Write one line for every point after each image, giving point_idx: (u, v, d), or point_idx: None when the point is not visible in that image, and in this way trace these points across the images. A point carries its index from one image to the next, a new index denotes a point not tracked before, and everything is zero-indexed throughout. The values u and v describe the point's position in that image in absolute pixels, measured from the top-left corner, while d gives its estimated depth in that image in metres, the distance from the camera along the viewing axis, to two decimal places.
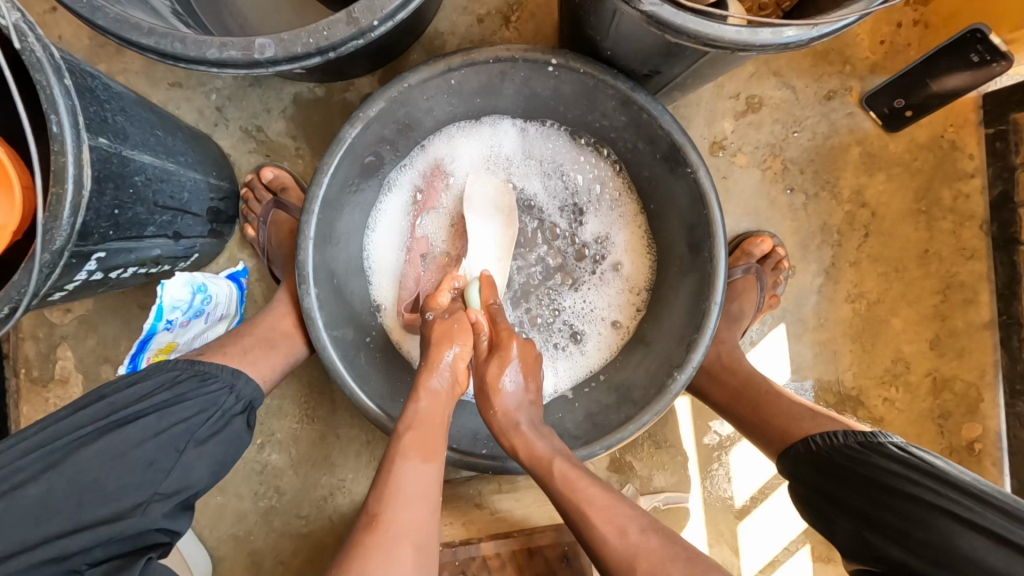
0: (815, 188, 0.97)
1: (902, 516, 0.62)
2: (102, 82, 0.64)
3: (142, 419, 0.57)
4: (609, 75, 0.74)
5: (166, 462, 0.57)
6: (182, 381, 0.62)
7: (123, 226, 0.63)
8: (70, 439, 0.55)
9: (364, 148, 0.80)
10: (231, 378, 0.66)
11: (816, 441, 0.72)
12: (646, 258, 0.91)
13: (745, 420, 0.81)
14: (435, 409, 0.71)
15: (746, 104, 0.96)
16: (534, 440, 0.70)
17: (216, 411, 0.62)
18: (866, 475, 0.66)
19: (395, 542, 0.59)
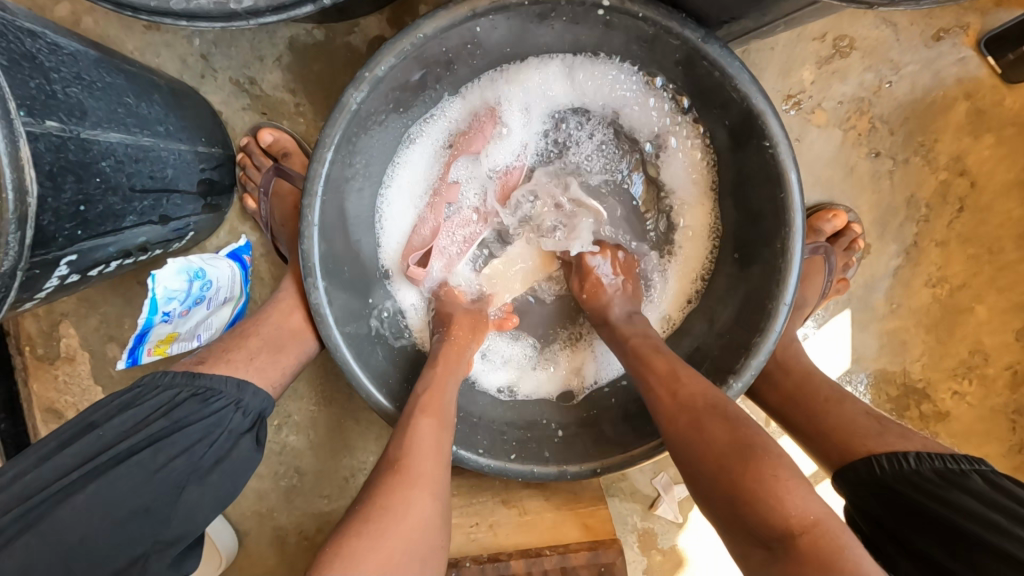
0: (907, 152, 0.82)
1: (978, 565, 0.54)
2: (48, 42, 0.52)
3: (135, 456, 0.50)
4: (676, 22, 0.58)
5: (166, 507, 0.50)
6: (178, 405, 0.55)
7: (95, 222, 0.54)
8: (51, 490, 0.47)
9: (373, 109, 0.66)
10: (236, 393, 0.59)
11: (882, 465, 0.63)
12: (712, 239, 0.77)
13: (804, 430, 0.72)
14: (448, 375, 0.67)
15: (833, 48, 0.79)
16: (619, 325, 0.70)
17: (219, 435, 0.55)
18: (940, 512, 0.58)
19: (410, 489, 0.54)
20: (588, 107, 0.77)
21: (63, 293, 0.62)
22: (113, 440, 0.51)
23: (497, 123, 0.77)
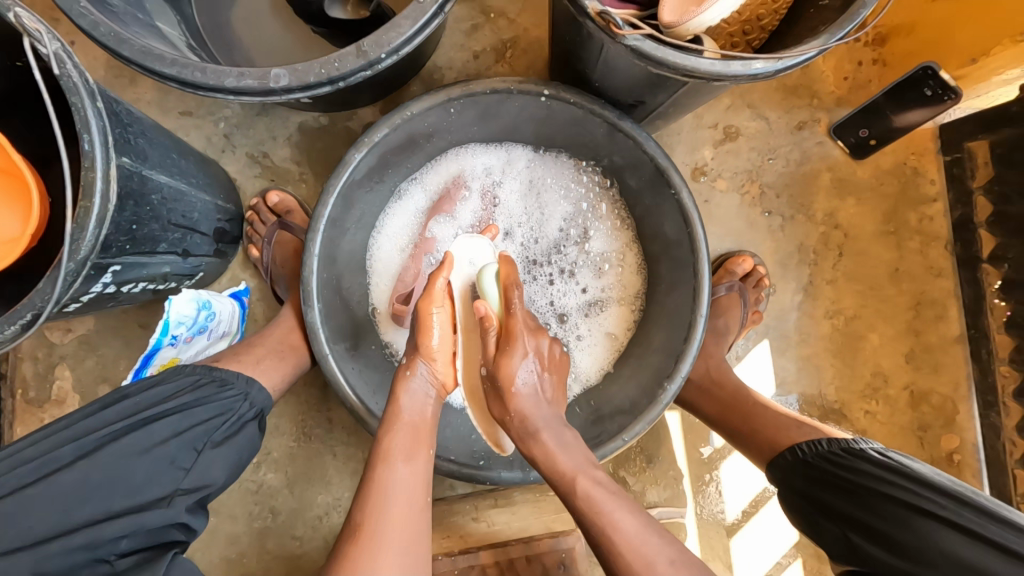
0: (792, 211, 1.04)
1: (886, 514, 0.63)
2: (125, 107, 0.68)
3: (168, 417, 0.64)
4: (598, 105, 0.80)
5: (195, 458, 0.64)
6: (203, 386, 0.70)
7: (139, 240, 0.66)
8: (100, 435, 0.61)
9: (368, 168, 0.84)
10: (246, 386, 0.74)
11: (803, 448, 0.72)
12: (637, 277, 0.97)
13: (739, 432, 0.81)
14: (419, 411, 0.71)
15: (724, 134, 1.03)
16: (556, 453, 0.66)
17: (238, 412, 0.71)
18: (852, 481, 0.66)
19: (379, 555, 0.59)
20: (545, 179, 0.98)
21: (100, 307, 0.76)
22: (156, 406, 0.65)
23: (467, 189, 0.98)
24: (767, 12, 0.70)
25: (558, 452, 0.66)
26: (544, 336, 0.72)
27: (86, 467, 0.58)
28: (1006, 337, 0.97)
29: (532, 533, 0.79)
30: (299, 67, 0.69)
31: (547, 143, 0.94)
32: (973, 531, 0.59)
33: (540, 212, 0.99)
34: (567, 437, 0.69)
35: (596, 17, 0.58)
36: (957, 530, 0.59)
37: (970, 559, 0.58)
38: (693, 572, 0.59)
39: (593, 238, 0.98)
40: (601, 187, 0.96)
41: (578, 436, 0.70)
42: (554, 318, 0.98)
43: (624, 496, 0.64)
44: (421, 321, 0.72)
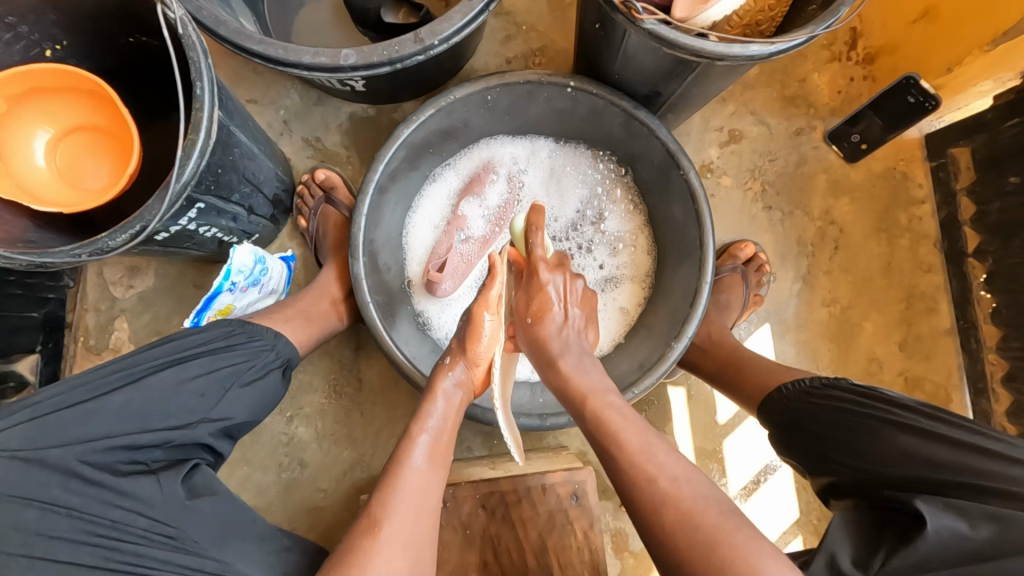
0: (790, 207, 1.14)
1: (856, 429, 0.70)
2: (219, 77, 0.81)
3: (202, 358, 0.72)
4: (616, 96, 0.91)
5: (220, 399, 0.72)
6: (230, 336, 0.76)
7: (221, 185, 0.78)
8: (144, 366, 0.69)
9: (412, 145, 0.95)
10: (273, 339, 0.81)
11: (784, 387, 0.80)
12: (648, 257, 1.06)
13: (732, 383, 0.89)
14: (450, 409, 0.75)
15: (729, 136, 1.15)
16: (572, 376, 0.72)
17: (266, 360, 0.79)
18: (827, 407, 0.74)
19: (390, 543, 0.60)
20: (565, 168, 1.09)
21: (173, 252, 0.87)
22: (192, 348, 0.73)
23: (496, 174, 1.08)
24: (764, 19, 0.82)
25: (572, 375, 0.72)
26: (563, 270, 0.78)
27: (127, 394, 0.66)
28: (992, 327, 1.04)
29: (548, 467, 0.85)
30: (365, 48, 0.81)
31: (568, 135, 1.06)
32: (929, 431, 0.66)
33: (561, 197, 1.09)
34: (585, 365, 0.74)
35: (620, 5, 0.70)
36: (914, 433, 0.66)
37: (930, 454, 0.64)
38: (720, 505, 0.57)
39: (608, 221, 1.08)
40: (616, 175, 1.07)
41: (598, 365, 0.75)
42: None
43: (637, 417, 0.67)
44: (472, 326, 0.78)
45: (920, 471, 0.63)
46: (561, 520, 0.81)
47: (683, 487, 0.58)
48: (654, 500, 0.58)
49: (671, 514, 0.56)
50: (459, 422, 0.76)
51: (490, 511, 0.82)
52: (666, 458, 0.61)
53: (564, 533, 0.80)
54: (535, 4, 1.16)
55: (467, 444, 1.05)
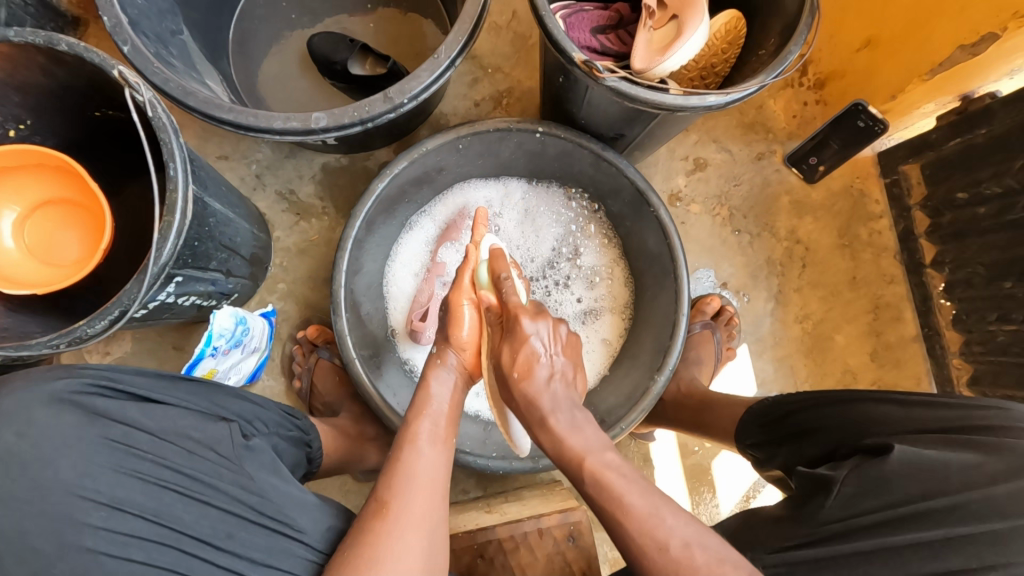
0: (758, 229, 1.18)
1: (829, 414, 0.75)
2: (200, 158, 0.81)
3: (258, 407, 0.75)
4: (584, 139, 0.94)
5: (262, 422, 0.74)
6: (279, 402, 0.81)
7: (198, 256, 0.79)
8: (212, 390, 0.72)
9: (387, 196, 0.96)
10: (307, 429, 0.84)
11: (755, 406, 0.86)
12: (626, 288, 1.09)
13: (708, 422, 0.94)
14: (445, 395, 0.74)
15: (694, 164, 1.19)
16: (566, 435, 0.67)
17: (298, 433, 0.81)
18: (797, 408, 0.80)
19: (406, 530, 0.61)
20: (539, 207, 1.11)
21: (154, 322, 0.86)
22: (248, 395, 0.75)
23: (471, 219, 1.10)
24: (718, 62, 0.86)
25: (566, 436, 0.67)
26: (546, 318, 0.73)
27: (195, 402, 0.68)
28: (954, 333, 1.10)
29: (542, 509, 0.86)
30: (336, 111, 0.83)
31: (540, 175, 1.09)
32: (892, 397, 0.72)
33: (537, 235, 1.11)
34: (579, 422, 0.69)
35: (581, 64, 0.73)
36: (883, 399, 0.73)
37: (905, 419, 0.70)
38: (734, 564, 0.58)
39: (585, 256, 1.11)
40: (589, 211, 1.10)
41: (592, 420, 0.70)
42: None
43: (637, 477, 0.64)
44: (452, 313, 0.79)
45: (900, 430, 0.69)
46: (560, 564, 0.82)
47: (695, 552, 0.58)
48: (663, 570, 0.58)
49: (667, 556, 0.58)
50: (459, 411, 0.75)
51: (489, 561, 0.82)
52: (676, 521, 0.60)
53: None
54: (498, 47, 1.20)
55: (462, 486, 1.06)
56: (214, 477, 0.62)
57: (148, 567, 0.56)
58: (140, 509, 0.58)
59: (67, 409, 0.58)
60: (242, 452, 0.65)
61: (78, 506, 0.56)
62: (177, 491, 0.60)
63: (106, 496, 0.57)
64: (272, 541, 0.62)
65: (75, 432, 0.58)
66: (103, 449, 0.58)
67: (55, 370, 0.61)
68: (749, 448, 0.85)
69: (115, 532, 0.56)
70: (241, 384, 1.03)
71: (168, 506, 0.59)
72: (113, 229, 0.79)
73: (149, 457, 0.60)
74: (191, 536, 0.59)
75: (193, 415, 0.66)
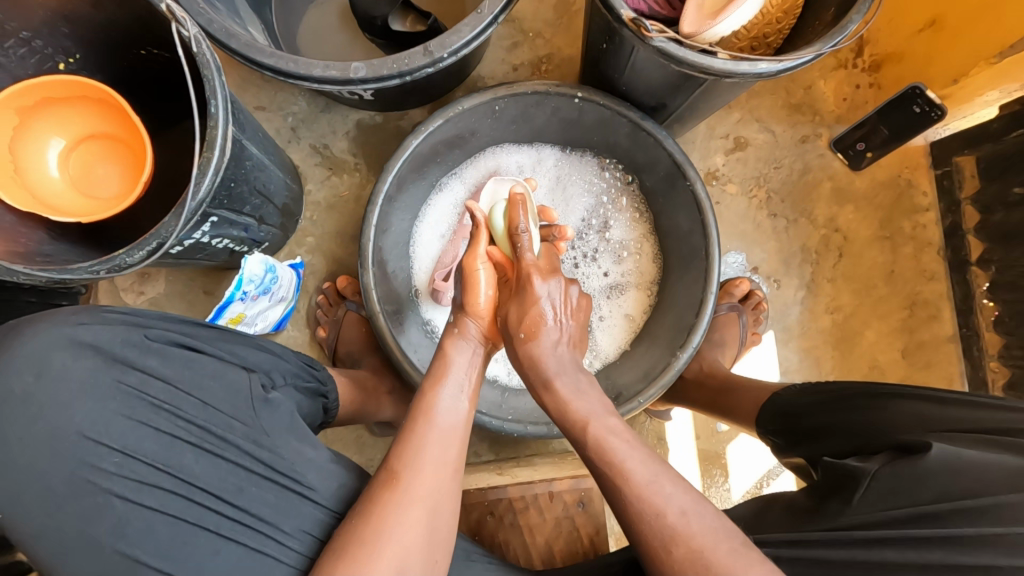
0: (795, 215, 1.15)
1: (859, 408, 0.73)
2: (241, 107, 0.81)
3: (278, 358, 0.75)
4: (624, 107, 0.91)
5: (281, 374, 0.73)
6: (298, 351, 0.80)
7: (233, 198, 0.80)
8: (230, 339, 0.71)
9: (420, 154, 0.95)
10: (326, 380, 0.85)
11: (777, 394, 0.85)
12: (653, 265, 1.07)
13: (727, 404, 0.94)
14: (463, 365, 0.74)
15: (734, 143, 1.15)
16: (571, 399, 0.70)
17: (315, 384, 0.81)
18: (822, 400, 0.78)
19: (412, 503, 0.61)
20: (571, 176, 1.10)
21: (189, 262, 0.88)
22: (267, 346, 0.75)
23: None
24: (771, 32, 0.82)
25: (570, 399, 0.70)
26: (556, 277, 0.77)
27: (214, 352, 0.67)
28: (994, 335, 1.05)
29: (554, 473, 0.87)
30: (374, 61, 0.82)
31: (574, 143, 1.07)
32: (918, 393, 0.70)
33: (567, 204, 1.10)
34: (583, 386, 0.72)
35: (629, 23, 0.70)
36: (917, 396, 0.70)
37: (938, 415, 0.67)
38: (733, 540, 0.58)
39: (614, 229, 1.09)
40: (622, 183, 1.08)
41: (596, 387, 0.73)
42: None
43: (640, 446, 0.66)
44: (468, 280, 0.78)
45: (936, 428, 0.66)
46: (568, 528, 0.83)
47: (691, 521, 0.59)
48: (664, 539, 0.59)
49: (682, 551, 0.58)
50: (480, 374, 0.76)
51: (499, 518, 0.83)
52: (675, 490, 0.61)
53: (572, 539, 0.82)
54: (542, 10, 1.17)
55: (474, 449, 1.07)
56: (226, 431, 0.63)
57: (158, 514, 0.59)
58: (151, 458, 0.60)
59: (87, 355, 0.61)
60: (257, 405, 0.66)
61: (92, 450, 0.59)
62: (189, 441, 0.62)
63: (119, 443, 0.60)
64: (282, 496, 0.63)
65: (94, 377, 0.60)
66: (119, 395, 0.61)
67: (79, 312, 0.63)
68: (765, 437, 0.85)
69: (129, 477, 0.59)
70: (266, 331, 1.06)
71: (179, 457, 0.61)
72: (153, 165, 0.81)
73: (164, 406, 0.62)
74: (202, 488, 0.61)
75: (216, 363, 0.66)
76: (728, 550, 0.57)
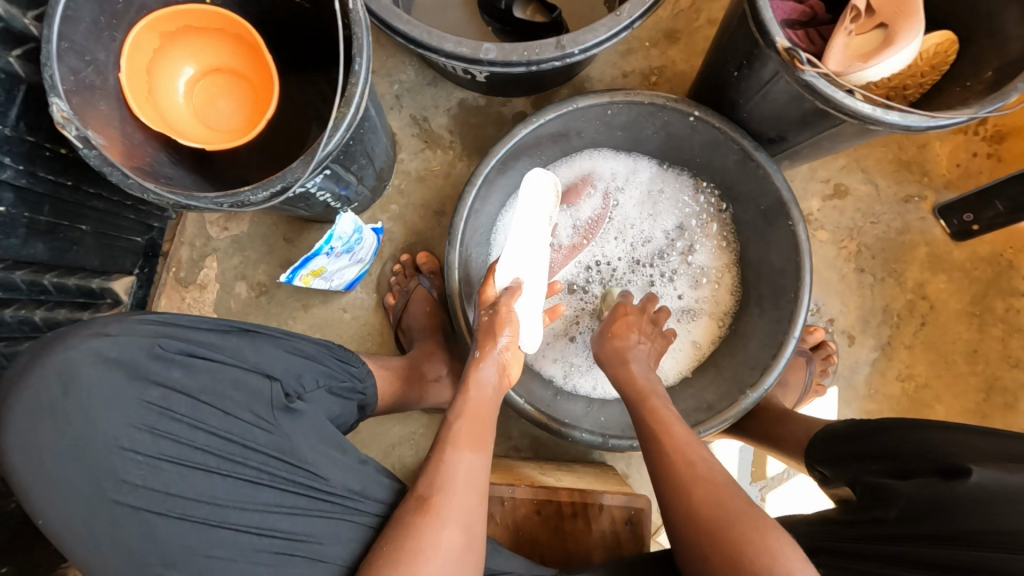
0: (883, 274, 1.11)
1: (900, 439, 0.70)
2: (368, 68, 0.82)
3: (302, 356, 0.75)
4: (739, 135, 0.90)
5: (306, 376, 0.74)
6: (328, 349, 0.80)
7: (348, 155, 0.82)
8: (251, 339, 0.71)
9: (525, 144, 0.96)
10: (361, 375, 0.84)
11: (830, 427, 0.83)
12: (730, 297, 1.06)
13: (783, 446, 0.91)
14: (483, 398, 0.78)
15: (834, 190, 1.12)
16: (639, 373, 0.84)
17: (351, 382, 0.81)
18: (866, 432, 0.76)
19: (444, 524, 0.63)
20: (664, 192, 1.09)
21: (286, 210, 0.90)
22: (294, 340, 0.76)
23: (593, 187, 1.08)
24: (912, 84, 0.80)
25: (638, 375, 0.84)
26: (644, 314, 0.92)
27: (233, 359, 0.68)
28: None
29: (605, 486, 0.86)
30: (507, 46, 0.82)
31: (673, 160, 1.06)
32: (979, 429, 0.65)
33: (656, 219, 1.09)
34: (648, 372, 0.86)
35: (782, 52, 0.68)
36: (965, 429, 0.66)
37: (986, 448, 0.62)
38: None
39: (697, 254, 1.08)
40: (715, 209, 1.07)
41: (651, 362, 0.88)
42: None
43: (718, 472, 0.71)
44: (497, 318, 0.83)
45: (981, 458, 0.62)
46: (611, 542, 0.83)
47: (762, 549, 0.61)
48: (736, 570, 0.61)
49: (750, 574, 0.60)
50: (495, 411, 0.79)
51: (545, 519, 0.84)
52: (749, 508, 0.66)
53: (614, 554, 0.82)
54: (662, 21, 1.15)
55: (514, 444, 1.07)
56: (249, 438, 0.66)
57: (182, 522, 0.61)
58: (179, 467, 0.63)
59: (110, 368, 0.62)
60: (280, 412, 0.68)
61: (120, 462, 0.61)
62: (213, 454, 0.64)
63: (144, 453, 0.62)
64: (311, 499, 0.66)
65: (119, 390, 0.62)
66: (143, 408, 0.62)
67: (109, 323, 0.64)
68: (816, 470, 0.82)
69: (153, 490, 0.61)
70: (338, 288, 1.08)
71: (205, 465, 0.63)
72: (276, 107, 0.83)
73: (186, 419, 0.64)
74: (228, 494, 0.63)
75: (236, 369, 0.68)
76: (766, 550, 0.62)
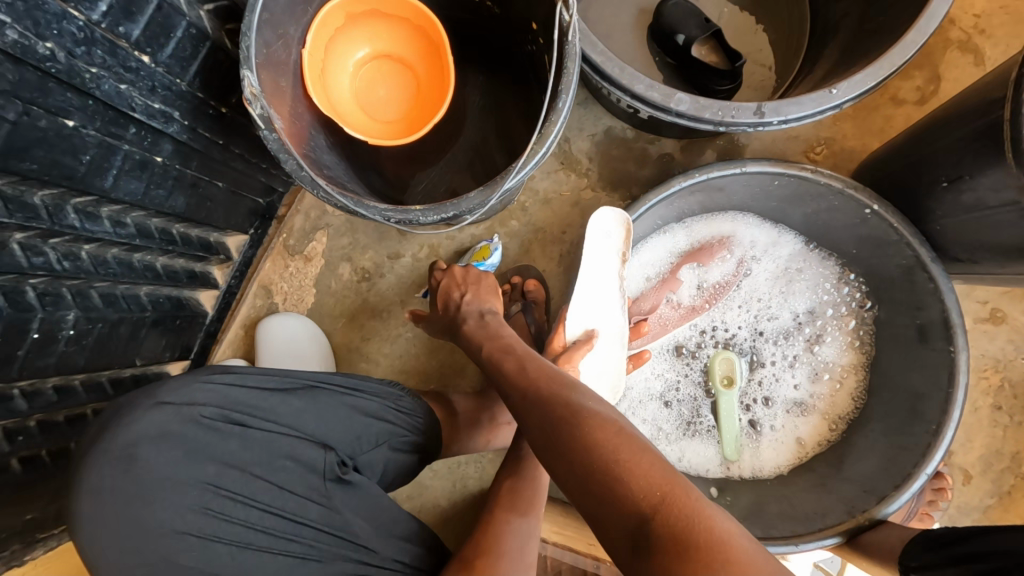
0: (1022, 417, 1.00)
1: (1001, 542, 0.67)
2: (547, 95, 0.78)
3: (359, 413, 0.72)
4: (917, 241, 0.82)
5: (362, 439, 0.71)
6: (388, 399, 0.77)
7: None
8: (306, 398, 0.70)
9: (675, 196, 0.90)
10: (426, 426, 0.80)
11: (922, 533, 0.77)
12: (851, 401, 0.97)
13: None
14: (533, 455, 0.75)
15: (990, 314, 1.02)
16: None
17: (414, 438, 0.77)
18: (962, 535, 0.72)
19: None
20: (803, 274, 1.00)
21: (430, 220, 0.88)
22: (354, 390, 0.74)
23: (729, 250, 1.01)
24: None
25: None
26: None
27: (290, 421, 0.68)
28: None
29: None
30: (701, 100, 0.76)
31: (824, 243, 0.97)
32: None
33: (788, 299, 1.01)
34: None
35: None
36: None
37: None
38: None
39: (824, 346, 1.00)
40: (858, 305, 0.98)
41: None
42: (758, 400, 1.00)
43: None
44: None
45: None
46: None
47: None
48: None
49: None
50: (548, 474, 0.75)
51: None
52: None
53: None
54: None
55: None
56: (302, 514, 0.65)
57: None
58: (234, 538, 0.62)
59: (170, 445, 0.62)
60: (333, 484, 0.66)
61: (178, 532, 0.61)
62: (265, 529, 0.63)
63: (197, 528, 0.61)
64: None
65: (177, 471, 0.62)
66: (197, 488, 0.62)
67: (174, 390, 0.65)
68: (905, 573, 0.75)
69: (208, 566, 0.61)
70: None
71: (258, 539, 0.63)
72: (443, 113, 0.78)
73: (239, 494, 0.63)
74: (280, 569, 0.63)
75: (290, 438, 0.67)
76: None
